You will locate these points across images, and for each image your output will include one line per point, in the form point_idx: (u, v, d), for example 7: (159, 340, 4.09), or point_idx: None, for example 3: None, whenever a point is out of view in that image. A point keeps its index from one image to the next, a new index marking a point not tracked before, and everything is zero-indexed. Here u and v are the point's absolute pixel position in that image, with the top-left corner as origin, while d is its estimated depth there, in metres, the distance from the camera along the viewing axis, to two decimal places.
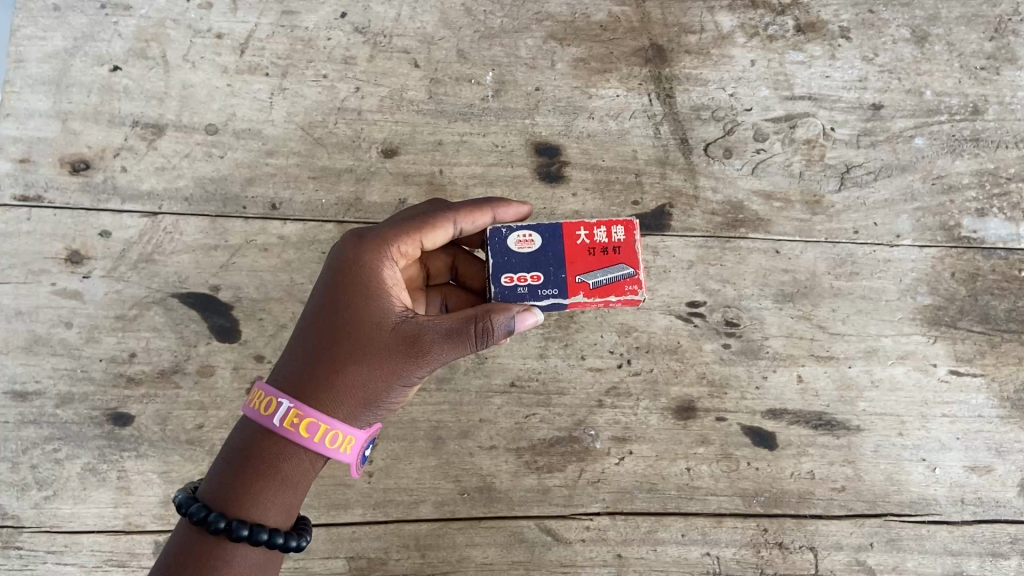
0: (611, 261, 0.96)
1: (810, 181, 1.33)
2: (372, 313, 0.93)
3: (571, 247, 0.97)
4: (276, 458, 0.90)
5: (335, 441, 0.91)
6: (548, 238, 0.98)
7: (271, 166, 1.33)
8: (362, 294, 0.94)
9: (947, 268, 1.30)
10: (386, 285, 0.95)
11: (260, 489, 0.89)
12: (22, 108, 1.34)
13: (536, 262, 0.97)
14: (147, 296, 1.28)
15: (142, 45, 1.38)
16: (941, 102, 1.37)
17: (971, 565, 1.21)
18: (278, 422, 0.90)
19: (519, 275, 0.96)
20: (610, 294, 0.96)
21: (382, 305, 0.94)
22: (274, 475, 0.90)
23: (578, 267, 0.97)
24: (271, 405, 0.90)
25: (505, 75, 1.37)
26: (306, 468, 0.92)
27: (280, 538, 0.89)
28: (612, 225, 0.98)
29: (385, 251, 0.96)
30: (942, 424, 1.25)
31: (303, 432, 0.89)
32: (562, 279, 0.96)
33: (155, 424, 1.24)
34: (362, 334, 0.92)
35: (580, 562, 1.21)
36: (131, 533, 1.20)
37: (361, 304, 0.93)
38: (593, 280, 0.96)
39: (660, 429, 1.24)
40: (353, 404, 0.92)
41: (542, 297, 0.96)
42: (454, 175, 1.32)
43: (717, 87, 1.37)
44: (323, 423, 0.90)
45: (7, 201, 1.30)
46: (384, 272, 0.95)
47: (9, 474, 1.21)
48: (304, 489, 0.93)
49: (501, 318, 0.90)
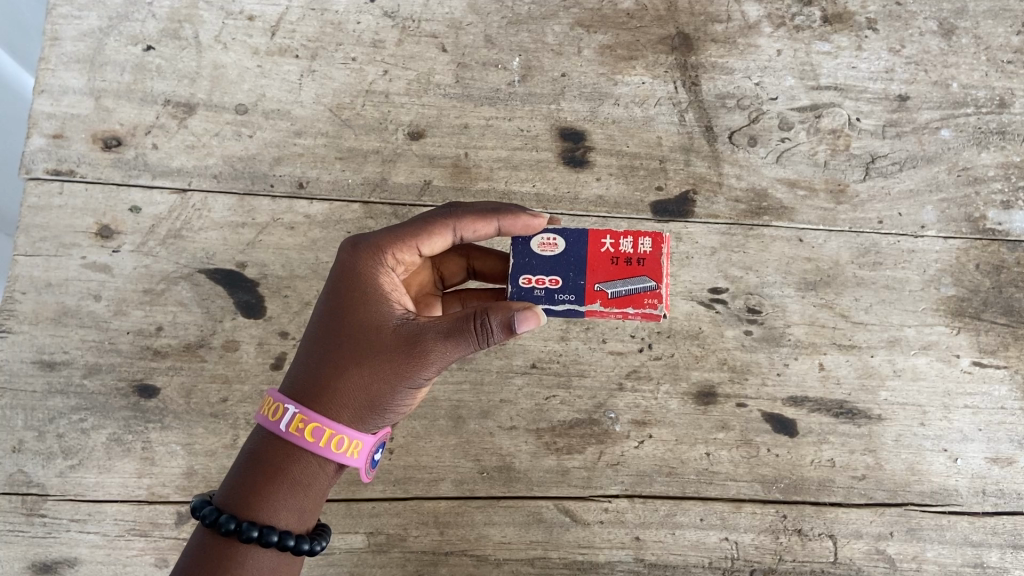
0: (635, 272, 0.94)
1: (835, 170, 1.34)
2: (372, 319, 0.93)
3: (594, 253, 0.95)
4: (285, 461, 0.90)
5: (340, 446, 0.90)
6: (572, 243, 0.96)
7: (299, 146, 1.35)
8: (359, 299, 0.94)
9: (971, 260, 1.30)
10: (384, 291, 0.95)
11: (270, 491, 0.89)
12: (57, 85, 1.36)
13: (557, 266, 0.95)
14: (176, 271, 1.29)
15: (176, 26, 1.39)
16: (967, 94, 1.37)
17: (991, 556, 1.21)
18: (285, 427, 0.90)
19: (538, 277, 0.95)
20: (630, 306, 0.92)
21: (380, 310, 0.93)
22: (283, 477, 0.90)
23: (598, 275, 0.94)
24: (278, 410, 0.91)
25: (532, 61, 1.38)
26: (315, 472, 0.91)
27: (291, 540, 0.88)
28: (639, 236, 0.95)
29: (381, 259, 0.96)
30: (965, 415, 1.25)
31: (309, 437, 0.89)
32: (580, 286, 0.94)
33: (180, 396, 1.25)
34: (364, 339, 0.92)
35: (598, 544, 1.21)
36: (155, 502, 1.22)
37: (362, 311, 0.93)
38: (612, 290, 0.94)
39: (681, 413, 1.24)
40: (358, 409, 0.92)
41: (559, 302, 0.94)
42: (479, 158, 1.34)
43: (743, 76, 1.37)
44: (328, 427, 0.90)
45: (40, 175, 1.32)
46: (379, 279, 0.95)
47: (35, 443, 1.22)
48: (317, 494, 0.92)
49: (497, 317, 0.87)
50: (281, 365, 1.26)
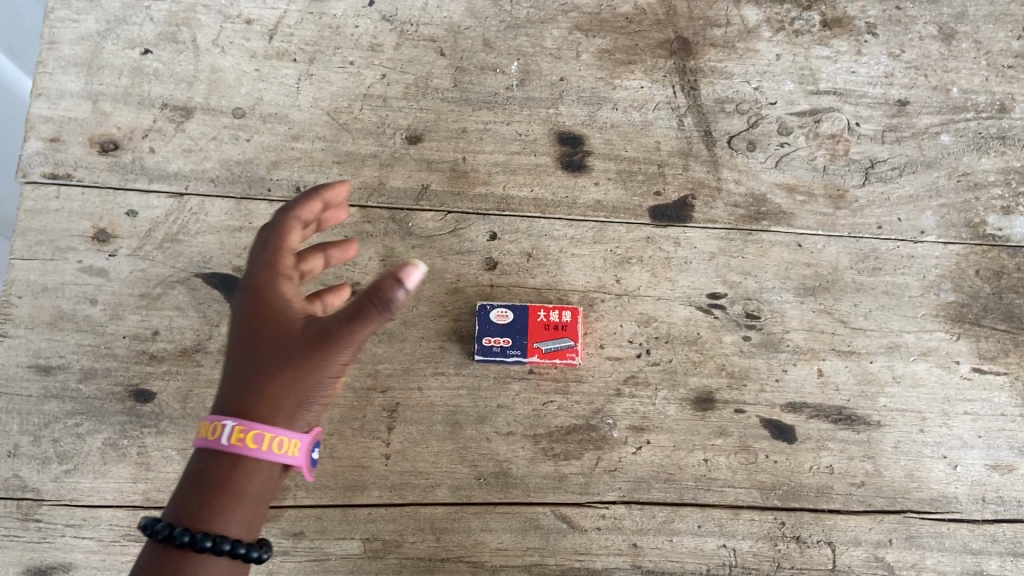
0: (559, 333, 1.22)
1: (834, 175, 1.33)
2: (280, 323, 0.93)
3: (532, 321, 1.23)
4: (231, 471, 0.85)
5: (281, 447, 0.86)
6: (517, 313, 1.23)
7: (297, 150, 1.34)
8: (266, 308, 0.94)
9: (971, 265, 1.30)
10: (287, 298, 0.95)
11: (219, 502, 0.84)
12: (54, 89, 1.35)
13: (507, 329, 1.23)
14: (172, 276, 1.29)
15: (174, 30, 1.39)
16: (968, 99, 1.36)
17: (990, 564, 1.21)
18: (226, 441, 0.85)
19: (495, 337, 1.23)
20: (557, 358, 1.22)
21: (286, 315, 0.93)
22: (231, 486, 0.85)
23: (537, 335, 1.22)
24: (214, 428, 0.86)
25: (531, 65, 1.38)
26: (262, 478, 0.87)
27: (243, 547, 0.83)
28: (561, 309, 1.24)
29: (282, 270, 0.96)
30: (964, 422, 1.24)
31: (250, 444, 0.85)
32: (525, 342, 1.22)
33: (176, 401, 1.25)
34: (279, 342, 0.91)
35: (595, 550, 1.21)
36: (150, 508, 1.21)
37: (270, 323, 0.93)
38: (547, 346, 1.22)
39: (679, 419, 1.23)
40: (288, 410, 0.89)
41: (510, 355, 1.22)
42: (477, 162, 1.33)
43: (742, 80, 1.37)
44: (266, 431, 0.86)
45: (37, 179, 1.31)
46: (281, 286, 0.95)
47: (30, 447, 1.22)
48: (265, 500, 0.88)
49: (385, 287, 0.86)
50: None
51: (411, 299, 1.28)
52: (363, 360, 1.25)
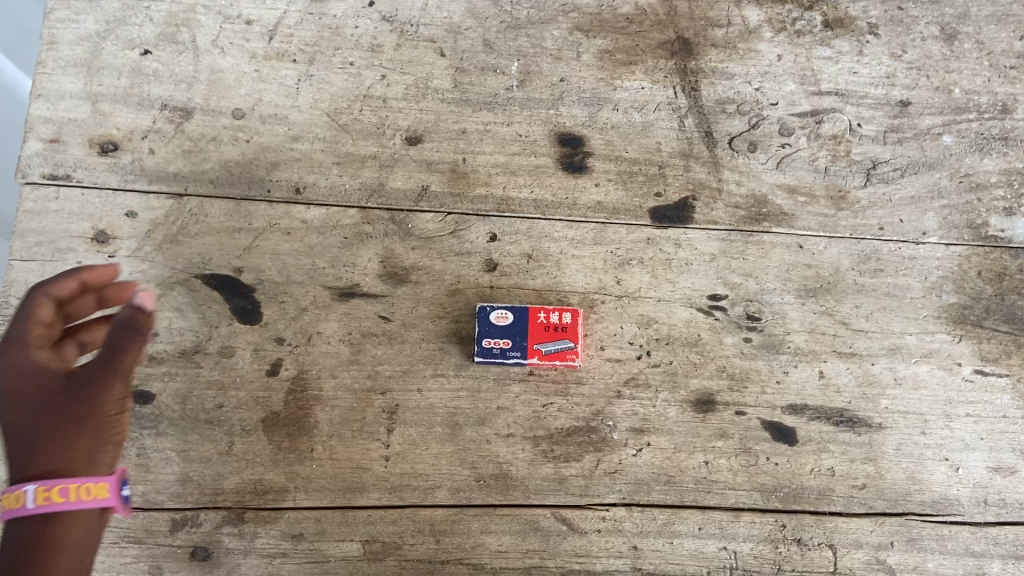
0: (559, 336, 1.22)
1: (835, 176, 1.33)
2: (27, 374, 0.88)
3: (533, 323, 1.22)
4: (45, 527, 0.81)
5: (88, 492, 0.84)
6: (517, 314, 1.23)
7: (297, 151, 1.34)
8: (27, 366, 0.89)
9: (973, 267, 1.29)
10: (35, 353, 0.90)
11: (43, 558, 0.81)
12: (53, 89, 1.35)
13: (507, 331, 1.22)
14: (171, 277, 1.29)
15: (174, 30, 1.39)
16: (969, 100, 1.36)
17: (992, 567, 1.20)
18: (31, 505, 0.81)
19: (495, 339, 1.22)
20: (557, 360, 1.22)
21: (34, 365, 0.89)
22: (53, 540, 0.82)
23: (537, 337, 1.22)
24: (14, 496, 0.82)
25: (531, 66, 1.37)
26: (78, 526, 0.83)
27: None
28: (562, 311, 1.23)
29: (25, 328, 0.90)
30: (966, 424, 1.24)
31: (57, 499, 0.82)
32: (524, 345, 1.22)
33: (175, 403, 1.24)
34: (47, 394, 0.88)
35: (595, 553, 1.20)
36: (149, 510, 1.21)
37: (25, 383, 0.88)
38: (547, 348, 1.22)
39: (679, 421, 1.23)
40: (81, 458, 0.86)
41: (510, 357, 1.22)
42: (477, 164, 1.33)
43: (743, 81, 1.36)
44: (69, 482, 0.83)
45: (36, 180, 1.31)
46: (24, 343, 0.90)
47: None
48: (88, 546, 0.85)
49: (127, 315, 0.87)
50: (277, 371, 1.25)
51: (410, 300, 1.27)
52: (363, 362, 1.25)
